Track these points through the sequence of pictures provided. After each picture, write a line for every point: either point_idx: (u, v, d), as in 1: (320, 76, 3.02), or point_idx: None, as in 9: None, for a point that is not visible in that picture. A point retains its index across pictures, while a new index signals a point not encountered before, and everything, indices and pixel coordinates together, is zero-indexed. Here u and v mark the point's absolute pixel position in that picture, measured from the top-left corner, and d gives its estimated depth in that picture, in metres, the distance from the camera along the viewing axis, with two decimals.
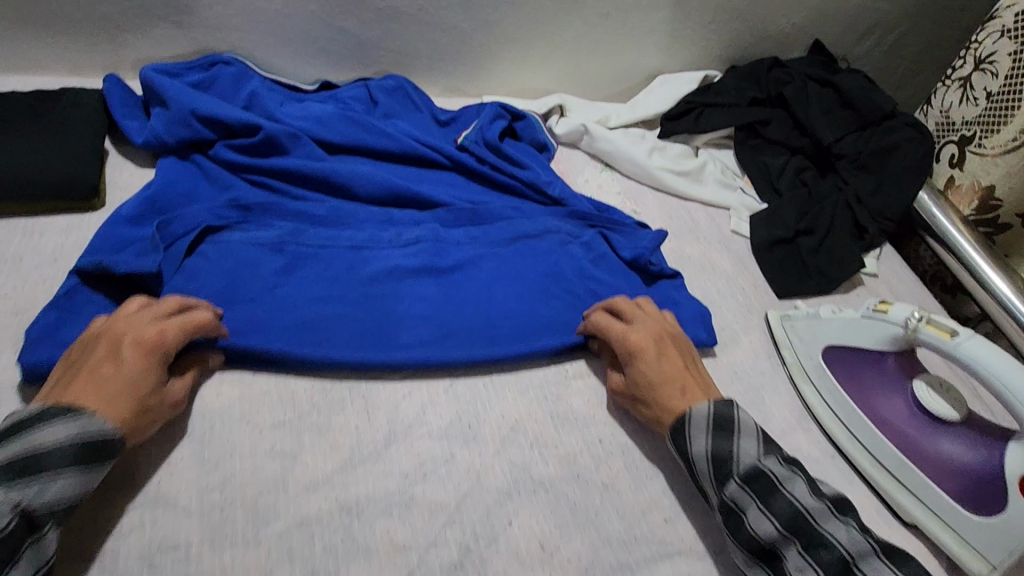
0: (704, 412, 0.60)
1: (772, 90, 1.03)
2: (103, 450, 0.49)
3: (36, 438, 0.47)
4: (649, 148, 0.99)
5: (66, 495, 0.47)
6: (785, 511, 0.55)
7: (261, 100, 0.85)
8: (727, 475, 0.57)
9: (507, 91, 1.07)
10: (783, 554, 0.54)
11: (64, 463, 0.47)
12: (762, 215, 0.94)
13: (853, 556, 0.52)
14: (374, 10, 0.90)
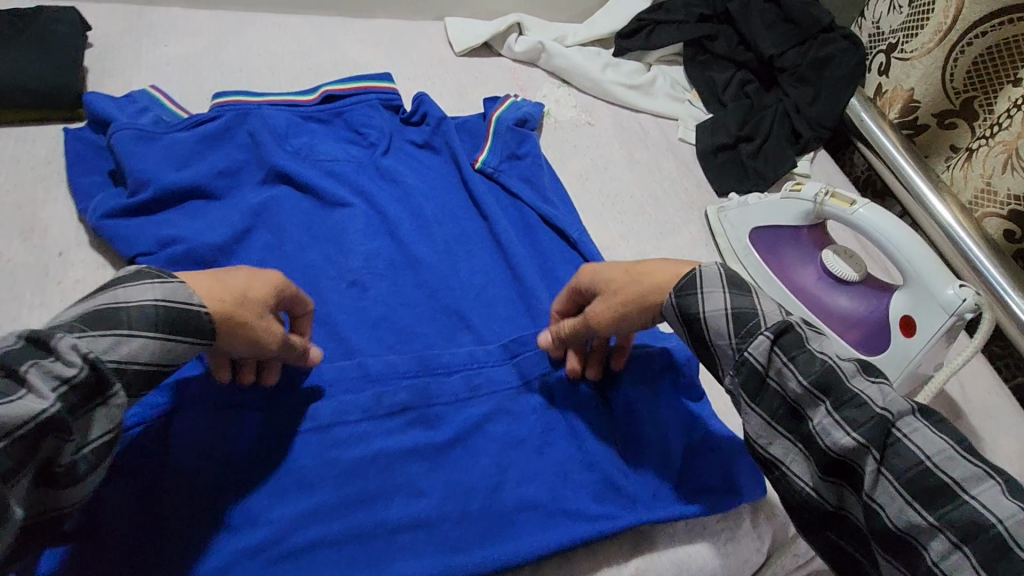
0: (714, 270, 0.53)
1: (719, 7, 1.09)
2: (199, 324, 0.46)
3: (116, 296, 0.44)
4: (603, 63, 1.05)
5: (139, 359, 0.43)
6: (811, 365, 0.47)
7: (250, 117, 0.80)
8: (752, 332, 0.49)
9: (469, 13, 1.11)
10: (808, 414, 0.47)
11: (143, 328, 0.43)
12: (707, 125, 1.02)
13: (892, 415, 0.44)
14: None
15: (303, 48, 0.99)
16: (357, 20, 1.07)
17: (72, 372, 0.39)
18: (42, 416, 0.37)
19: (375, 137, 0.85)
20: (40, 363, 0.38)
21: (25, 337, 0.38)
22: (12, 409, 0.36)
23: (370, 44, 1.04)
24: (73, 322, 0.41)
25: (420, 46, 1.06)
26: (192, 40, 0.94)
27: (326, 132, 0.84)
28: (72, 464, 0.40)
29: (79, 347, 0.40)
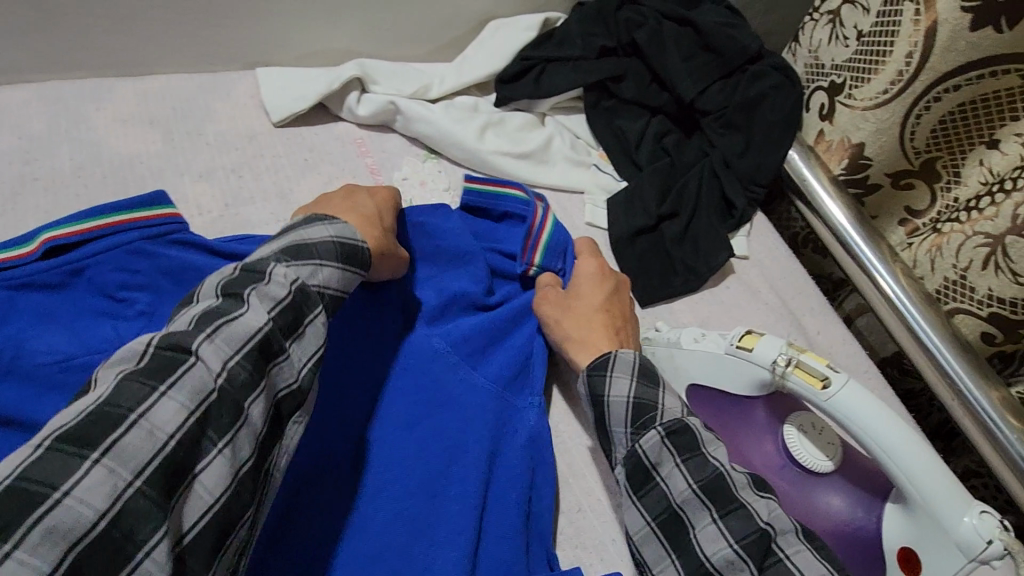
0: (628, 359, 0.56)
1: (623, 35, 0.84)
2: (358, 256, 0.52)
3: (300, 234, 0.49)
4: (480, 124, 0.79)
5: (331, 285, 0.49)
6: (703, 469, 0.48)
7: None
8: (647, 425, 0.52)
9: (294, 57, 0.81)
10: (693, 520, 0.48)
11: (328, 257, 0.49)
12: (620, 200, 0.79)
13: (773, 530, 0.45)
14: None
15: (28, 143, 0.66)
16: (120, 83, 0.74)
17: (284, 294, 0.44)
18: (263, 336, 0.41)
19: (143, 300, 0.55)
20: (259, 287, 0.43)
21: (242, 270, 0.44)
22: (239, 327, 0.40)
23: (138, 122, 0.71)
24: (277, 255, 0.47)
25: (219, 116, 0.74)
26: None
27: (53, 305, 0.53)
28: (297, 383, 0.43)
29: (287, 274, 0.45)
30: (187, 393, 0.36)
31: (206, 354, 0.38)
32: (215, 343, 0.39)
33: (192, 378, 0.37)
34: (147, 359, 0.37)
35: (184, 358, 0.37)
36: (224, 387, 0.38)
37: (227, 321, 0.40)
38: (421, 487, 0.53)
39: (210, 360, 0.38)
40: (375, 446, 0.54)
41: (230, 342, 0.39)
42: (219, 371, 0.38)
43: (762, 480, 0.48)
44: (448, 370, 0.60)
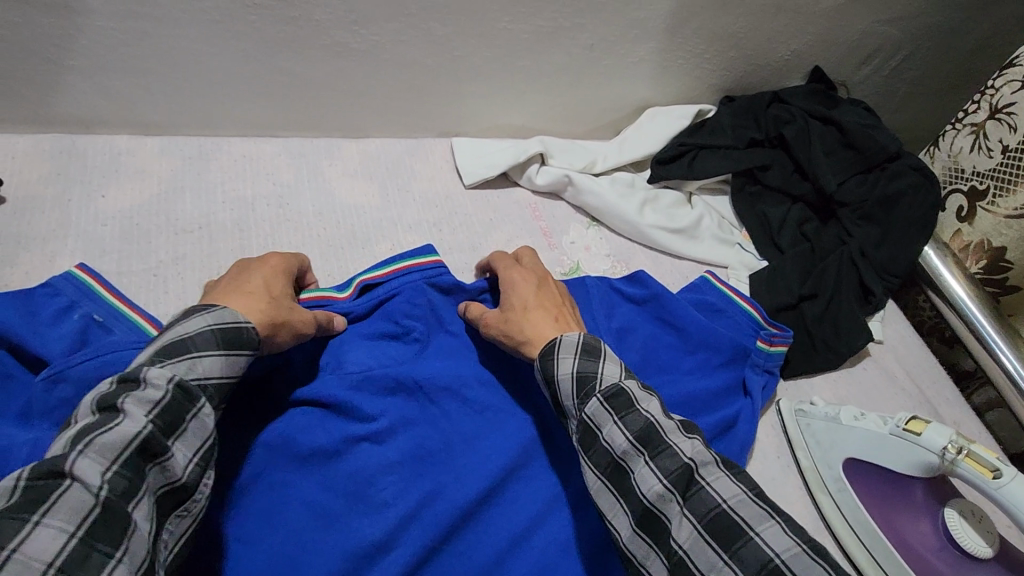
0: (573, 338, 0.59)
1: (771, 130, 0.93)
2: (243, 338, 0.53)
3: (176, 330, 0.51)
4: (640, 201, 0.89)
5: (213, 375, 0.51)
6: (637, 424, 0.52)
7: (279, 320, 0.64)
8: (589, 394, 0.55)
9: (481, 128, 0.95)
10: (632, 468, 0.51)
11: (207, 347, 0.51)
12: (764, 278, 0.86)
13: (697, 466, 0.49)
14: (321, 48, 0.76)
15: (280, 188, 0.81)
16: (345, 142, 0.88)
17: (160, 396, 0.46)
18: (139, 441, 0.43)
19: (418, 331, 0.68)
20: (133, 395, 0.45)
21: (118, 382, 0.46)
22: (118, 435, 0.43)
23: (361, 178, 0.85)
24: (153, 357, 0.49)
25: (422, 177, 0.87)
26: (137, 186, 0.75)
27: (358, 325, 0.67)
28: (182, 479, 0.46)
29: (163, 373, 0.47)
30: (67, 514, 0.39)
31: (82, 470, 0.40)
32: (90, 460, 0.41)
33: (69, 501, 0.39)
34: (16, 496, 0.38)
35: (60, 482, 0.40)
36: (108, 501, 0.40)
37: (103, 432, 0.42)
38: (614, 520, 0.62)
39: (87, 478, 0.40)
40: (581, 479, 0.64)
41: (109, 452, 0.42)
42: (99, 484, 0.40)
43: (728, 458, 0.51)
44: None
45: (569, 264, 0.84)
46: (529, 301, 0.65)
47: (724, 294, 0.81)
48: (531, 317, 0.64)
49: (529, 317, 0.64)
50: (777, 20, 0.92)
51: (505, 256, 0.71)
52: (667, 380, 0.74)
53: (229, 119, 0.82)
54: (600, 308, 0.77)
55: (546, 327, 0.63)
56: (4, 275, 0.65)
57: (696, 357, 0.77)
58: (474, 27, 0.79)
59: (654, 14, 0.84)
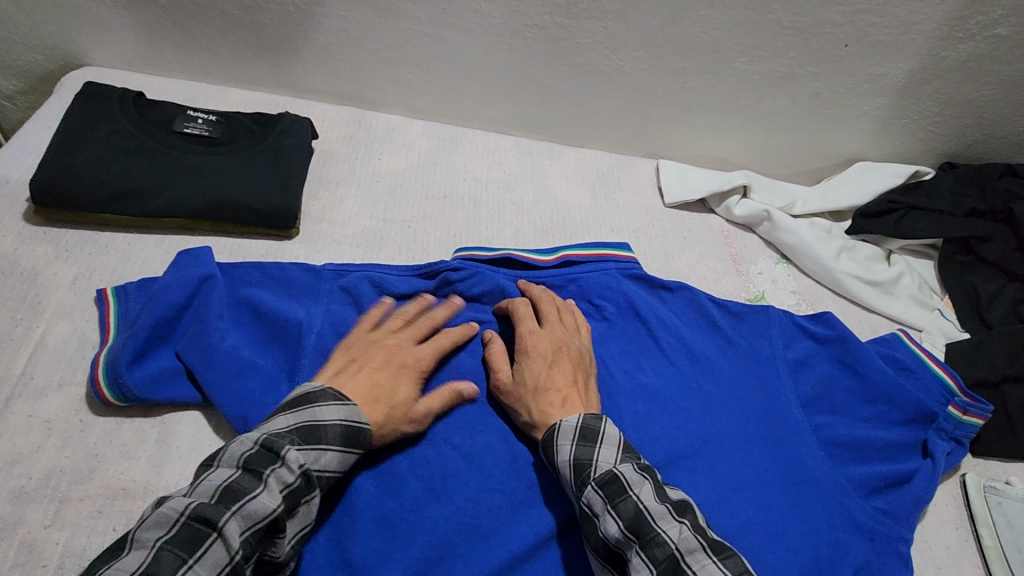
0: (571, 423, 0.60)
1: (998, 202, 0.89)
2: (360, 438, 0.57)
3: (315, 414, 0.56)
4: (838, 247, 0.90)
5: (331, 469, 0.55)
6: (627, 510, 0.53)
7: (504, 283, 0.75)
8: (584, 482, 0.57)
9: (687, 155, 1.02)
10: (628, 556, 0.52)
11: (335, 442, 0.55)
12: (962, 349, 0.83)
13: (682, 554, 0.49)
14: (572, 66, 0.88)
15: (508, 176, 0.94)
16: (565, 149, 1.01)
17: (292, 480, 0.51)
18: (269, 519, 0.48)
19: (608, 311, 0.77)
20: (275, 470, 0.50)
21: (260, 445, 0.51)
22: (257, 505, 0.48)
23: (575, 181, 0.96)
24: (291, 435, 0.53)
25: (628, 189, 0.97)
26: (404, 157, 0.93)
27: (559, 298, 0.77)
28: (279, 557, 0.50)
29: (298, 459, 0.52)
30: (206, 566, 0.45)
31: (228, 530, 0.46)
32: (237, 522, 0.47)
33: (213, 554, 0.45)
34: (176, 528, 0.45)
35: (207, 534, 0.46)
36: (237, 564, 0.46)
37: (246, 501, 0.48)
38: (772, 528, 0.64)
39: (230, 539, 0.46)
40: (744, 485, 0.66)
41: (250, 518, 0.47)
42: (235, 548, 0.46)
43: (719, 544, 0.50)
44: (792, 437, 0.71)
45: (753, 292, 0.87)
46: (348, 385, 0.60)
47: (917, 354, 0.80)
48: (524, 391, 0.64)
49: (540, 398, 0.63)
50: None
51: (545, 301, 0.72)
52: (840, 419, 0.74)
53: (480, 116, 0.98)
54: (779, 337, 0.79)
55: (521, 412, 0.64)
56: (308, 205, 0.84)
57: (876, 406, 0.75)
58: (710, 64, 0.87)
59: (891, 71, 0.86)
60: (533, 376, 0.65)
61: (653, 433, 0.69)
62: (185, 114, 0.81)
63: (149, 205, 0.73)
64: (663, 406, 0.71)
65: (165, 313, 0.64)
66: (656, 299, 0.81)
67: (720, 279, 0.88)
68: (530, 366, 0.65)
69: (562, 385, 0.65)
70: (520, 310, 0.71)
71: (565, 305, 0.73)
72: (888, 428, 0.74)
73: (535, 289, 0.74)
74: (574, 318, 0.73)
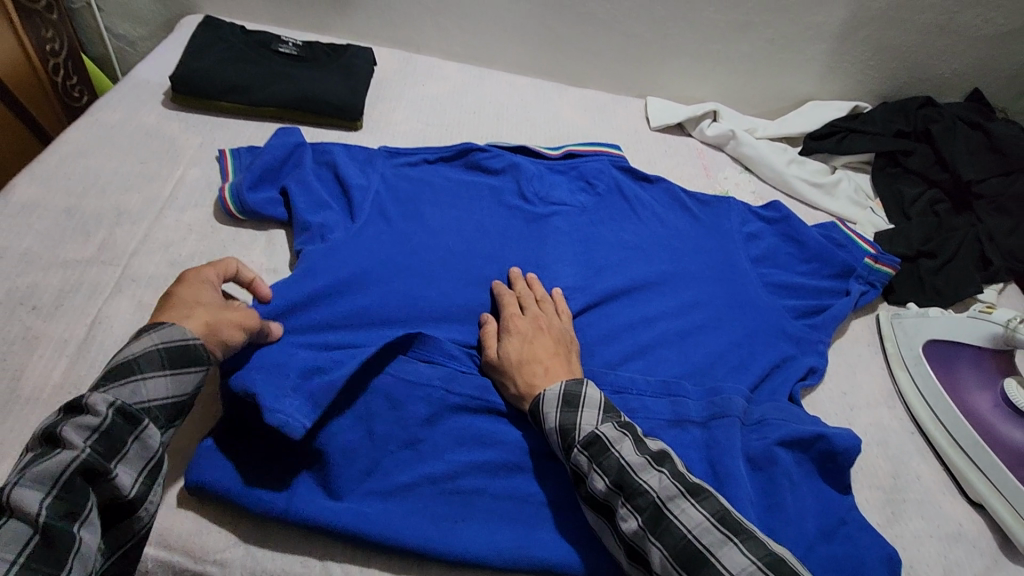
0: (554, 391, 0.66)
1: (919, 125, 1.12)
2: (192, 356, 0.56)
3: (124, 353, 0.54)
4: (788, 159, 1.12)
5: (160, 395, 0.54)
6: (610, 466, 0.60)
7: (519, 165, 0.98)
8: (570, 445, 0.63)
9: (670, 95, 1.25)
10: (615, 507, 0.59)
11: (156, 365, 0.54)
12: (886, 233, 1.03)
13: (664, 501, 0.56)
14: (576, 16, 1.13)
15: (524, 103, 1.18)
16: (570, 87, 1.24)
17: (98, 422, 0.49)
18: (76, 466, 0.47)
19: (600, 188, 0.99)
20: (75, 419, 0.49)
21: (62, 406, 0.50)
22: (50, 464, 0.46)
23: (577, 109, 1.20)
24: (104, 377, 0.53)
25: (621, 118, 1.20)
26: (442, 85, 1.17)
27: (562, 180, 1.00)
28: (128, 496, 0.50)
29: (105, 399, 0.50)
30: (5, 543, 0.42)
31: (19, 500, 0.44)
32: (29, 488, 0.45)
33: (13, 529, 0.43)
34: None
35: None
36: (47, 525, 0.44)
37: (35, 465, 0.46)
38: (720, 329, 0.84)
39: (27, 506, 0.44)
40: (701, 303, 0.87)
41: (42, 480, 0.46)
42: (36, 512, 0.44)
43: (696, 487, 0.57)
44: (740, 278, 0.92)
45: (720, 190, 1.09)
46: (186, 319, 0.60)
47: (848, 235, 1.00)
48: (506, 370, 0.71)
49: (525, 370, 0.70)
50: (939, 39, 1.11)
51: (526, 293, 0.79)
52: (780, 272, 0.95)
53: (503, 59, 1.22)
54: (735, 216, 1.00)
55: (510, 387, 0.70)
56: (369, 111, 1.08)
57: (810, 265, 0.96)
58: (685, 15, 1.11)
59: (828, 20, 1.10)
60: (517, 353, 0.71)
61: (632, 266, 0.90)
62: (278, 39, 1.05)
63: (253, 96, 0.97)
64: (642, 252, 0.93)
65: (270, 163, 0.87)
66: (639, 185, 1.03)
67: (692, 180, 1.10)
68: (513, 345, 0.72)
69: (545, 357, 0.71)
70: (506, 301, 0.78)
71: (537, 295, 0.80)
72: (819, 280, 0.95)
73: (519, 283, 0.82)
74: (550, 307, 0.79)
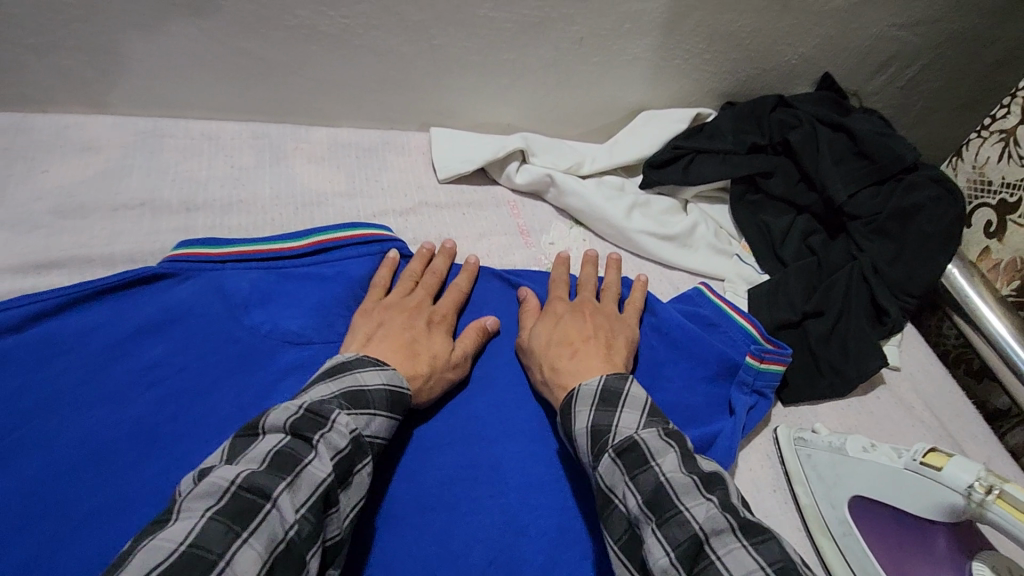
0: (592, 387, 0.55)
1: (775, 134, 0.86)
2: (406, 402, 0.56)
3: (358, 379, 0.53)
4: (629, 204, 0.82)
5: (378, 434, 0.53)
6: (648, 484, 0.46)
7: (230, 290, 0.62)
8: (603, 449, 0.50)
9: (463, 124, 0.90)
10: (643, 536, 0.44)
11: (382, 406, 0.53)
12: (763, 293, 0.77)
13: (709, 536, 0.41)
14: (288, 31, 0.71)
15: (237, 173, 0.75)
16: (316, 128, 0.84)
17: (343, 445, 0.47)
18: (323, 490, 0.44)
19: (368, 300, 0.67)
20: (325, 435, 0.46)
21: (306, 410, 0.47)
22: (308, 474, 0.44)
23: (326, 166, 0.80)
24: (339, 400, 0.50)
25: (393, 168, 0.82)
26: (84, 162, 0.70)
27: (305, 293, 0.65)
28: (340, 536, 0.46)
29: (348, 423, 0.48)
30: (262, 540, 0.40)
31: (280, 503, 0.42)
32: (289, 494, 0.42)
33: (269, 525, 0.40)
34: (228, 497, 0.40)
35: (262, 505, 0.41)
36: (292, 540, 0.41)
37: (300, 468, 0.44)
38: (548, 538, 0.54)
39: (286, 510, 0.42)
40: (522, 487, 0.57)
41: (300, 492, 0.43)
42: (289, 526, 0.41)
43: (712, 481, 0.46)
44: None
45: (546, 263, 0.78)
46: (388, 352, 0.59)
47: (719, 306, 0.72)
48: (443, 373, 0.61)
49: (551, 352, 0.62)
50: (782, 20, 0.85)
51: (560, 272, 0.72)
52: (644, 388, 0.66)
53: (191, 101, 0.77)
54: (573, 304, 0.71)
55: (539, 371, 0.62)
56: None
57: (679, 366, 0.68)
58: (455, 16, 0.74)
59: (647, 7, 0.79)
60: (551, 336, 0.63)
61: (407, 471, 0.58)
62: None
63: None
64: (426, 439, 0.60)
65: None
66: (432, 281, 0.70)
67: (507, 256, 0.77)
68: (541, 332, 0.64)
69: (573, 342, 0.62)
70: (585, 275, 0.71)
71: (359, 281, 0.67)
72: (694, 387, 0.67)
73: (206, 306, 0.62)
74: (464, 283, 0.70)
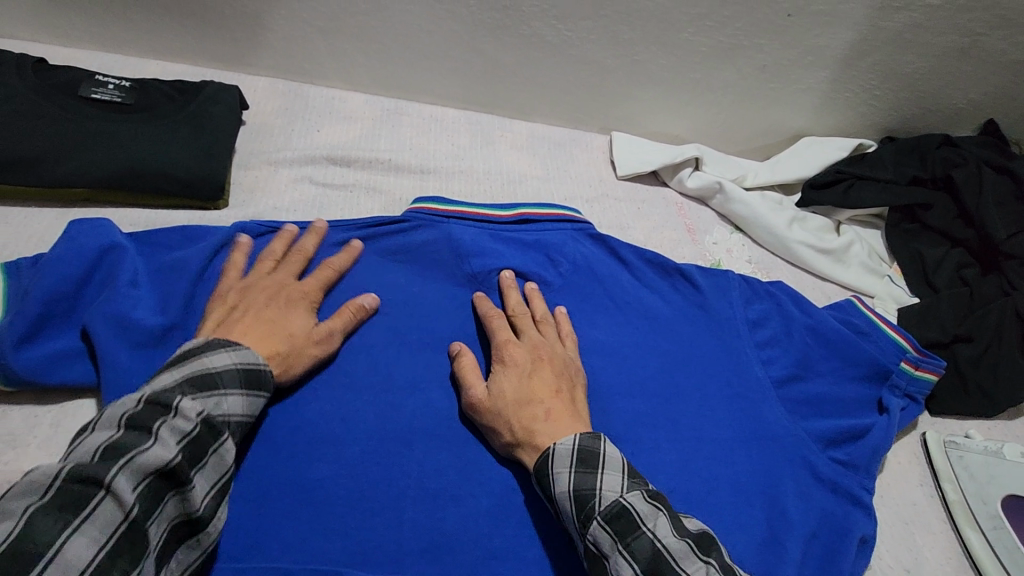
0: (568, 448, 0.54)
1: (938, 170, 0.92)
2: (264, 380, 0.53)
3: (204, 363, 0.50)
4: (790, 217, 0.90)
5: (237, 412, 0.50)
6: (645, 552, 0.46)
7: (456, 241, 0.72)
8: (588, 516, 0.50)
9: (638, 131, 1.01)
10: None
11: (234, 385, 0.50)
12: (914, 313, 0.83)
13: None
14: (519, 37, 0.85)
15: (457, 150, 0.90)
16: (515, 121, 0.97)
17: (191, 429, 0.44)
18: (171, 468, 0.42)
19: (565, 266, 0.75)
20: (168, 420, 0.43)
21: (145, 400, 0.44)
22: (151, 457, 0.41)
23: (525, 152, 0.93)
24: (182, 386, 0.47)
25: (579, 162, 0.94)
26: (344, 129, 0.87)
27: (513, 254, 0.74)
28: (199, 513, 0.44)
29: (195, 407, 0.45)
30: (98, 527, 0.38)
31: (119, 486, 0.39)
32: (129, 476, 0.40)
33: (105, 512, 0.38)
34: (51, 494, 0.37)
35: (94, 492, 0.38)
36: (135, 519, 0.39)
37: (138, 453, 0.40)
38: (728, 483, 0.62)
39: (121, 494, 0.39)
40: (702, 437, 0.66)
41: (139, 471, 0.40)
42: (131, 504, 0.39)
43: (704, 540, 0.48)
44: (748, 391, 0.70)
45: (710, 260, 0.87)
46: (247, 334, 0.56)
47: (872, 319, 0.78)
48: (306, 348, 0.59)
49: (523, 412, 0.58)
50: (958, 65, 0.91)
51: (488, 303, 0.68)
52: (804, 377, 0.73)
53: (424, 89, 0.92)
54: (738, 297, 0.77)
55: (502, 431, 0.58)
56: (238, 177, 0.78)
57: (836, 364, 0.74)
58: (658, 35, 0.85)
59: (832, 42, 0.87)
60: (515, 390, 0.59)
61: None
62: (93, 79, 0.73)
63: (55, 174, 0.67)
64: None
65: (59, 287, 0.57)
66: (611, 258, 0.78)
67: (676, 248, 0.87)
68: (502, 377, 0.61)
69: (546, 395, 0.59)
70: (512, 300, 0.69)
71: (307, 251, 0.66)
72: (846, 384, 0.73)
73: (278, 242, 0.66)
74: (491, 309, 0.67)
